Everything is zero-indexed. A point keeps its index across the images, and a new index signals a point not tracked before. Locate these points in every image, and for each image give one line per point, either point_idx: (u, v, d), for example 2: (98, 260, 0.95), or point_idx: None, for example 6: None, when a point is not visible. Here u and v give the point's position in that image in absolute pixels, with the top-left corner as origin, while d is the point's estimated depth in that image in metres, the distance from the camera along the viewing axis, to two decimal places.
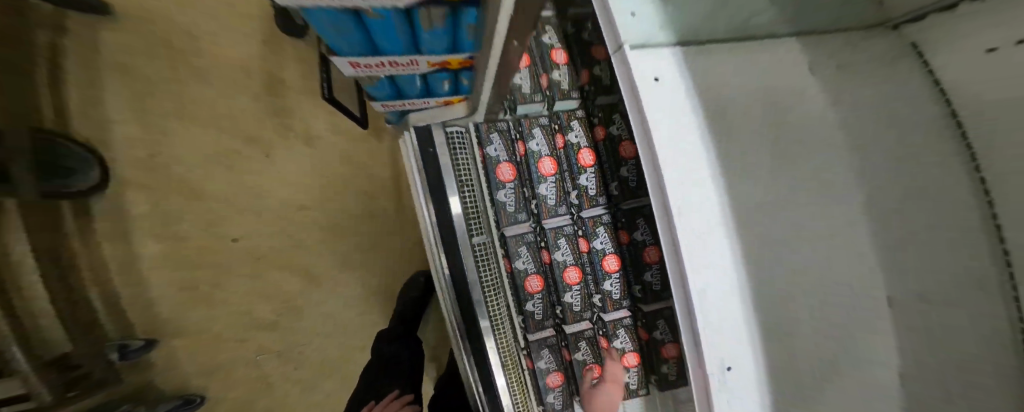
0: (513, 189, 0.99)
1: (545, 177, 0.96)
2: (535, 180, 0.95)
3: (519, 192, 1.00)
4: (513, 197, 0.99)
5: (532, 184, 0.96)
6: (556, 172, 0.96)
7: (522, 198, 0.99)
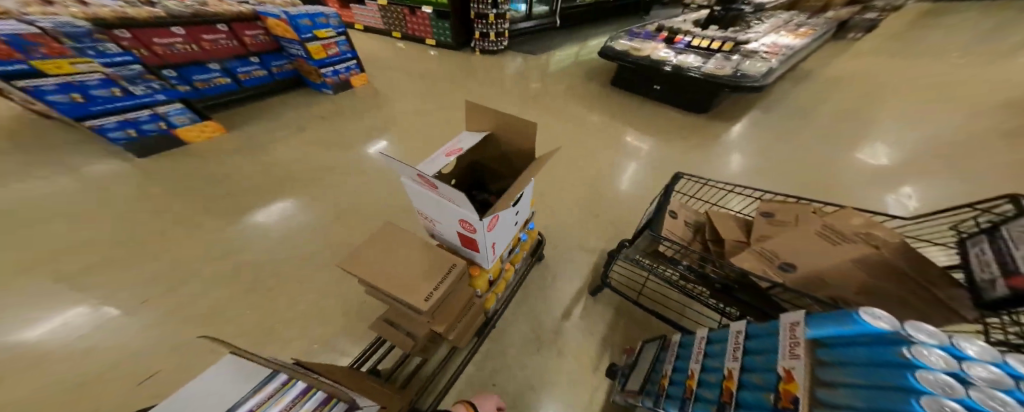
0: (638, 399, 0.66)
1: (652, 382, 0.67)
2: (652, 386, 0.65)
3: (641, 403, 0.65)
4: (639, 403, 0.66)
5: (649, 388, 0.65)
6: (659, 371, 0.68)
7: (646, 403, 0.63)
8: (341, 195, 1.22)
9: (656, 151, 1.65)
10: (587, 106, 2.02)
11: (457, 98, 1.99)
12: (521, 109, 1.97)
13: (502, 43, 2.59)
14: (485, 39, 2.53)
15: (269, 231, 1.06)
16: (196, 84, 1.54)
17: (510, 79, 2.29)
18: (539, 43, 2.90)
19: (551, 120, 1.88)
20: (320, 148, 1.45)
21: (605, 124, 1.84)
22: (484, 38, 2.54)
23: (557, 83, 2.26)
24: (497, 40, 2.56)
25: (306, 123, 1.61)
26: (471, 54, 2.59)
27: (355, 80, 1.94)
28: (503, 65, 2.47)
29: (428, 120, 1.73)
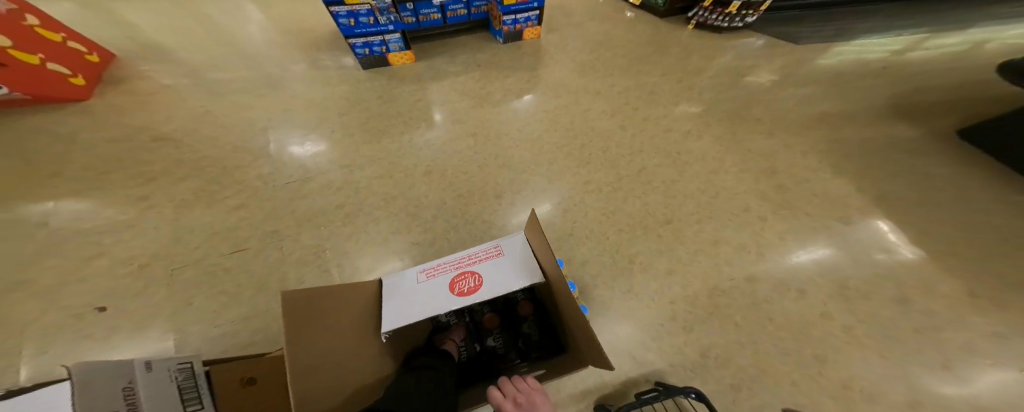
0: None
1: None
2: None
3: None
4: None
5: None
6: None
7: None
8: (453, 159, 1.22)
9: (895, 306, 1.02)
10: (799, 172, 1.35)
11: (626, 91, 1.60)
12: (700, 139, 1.48)
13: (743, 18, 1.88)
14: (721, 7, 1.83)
15: (387, 170, 1.16)
16: (420, 17, 1.54)
17: (709, 85, 1.68)
18: (788, 32, 1.94)
19: (730, 172, 1.37)
20: (460, 102, 1.38)
21: (815, 214, 1.22)
22: (713, 10, 1.85)
23: (775, 118, 1.54)
24: (734, 14, 1.86)
25: (476, 68, 1.51)
26: (678, 30, 1.96)
27: (528, 33, 1.65)
28: (712, 60, 1.80)
29: (578, 108, 1.47)
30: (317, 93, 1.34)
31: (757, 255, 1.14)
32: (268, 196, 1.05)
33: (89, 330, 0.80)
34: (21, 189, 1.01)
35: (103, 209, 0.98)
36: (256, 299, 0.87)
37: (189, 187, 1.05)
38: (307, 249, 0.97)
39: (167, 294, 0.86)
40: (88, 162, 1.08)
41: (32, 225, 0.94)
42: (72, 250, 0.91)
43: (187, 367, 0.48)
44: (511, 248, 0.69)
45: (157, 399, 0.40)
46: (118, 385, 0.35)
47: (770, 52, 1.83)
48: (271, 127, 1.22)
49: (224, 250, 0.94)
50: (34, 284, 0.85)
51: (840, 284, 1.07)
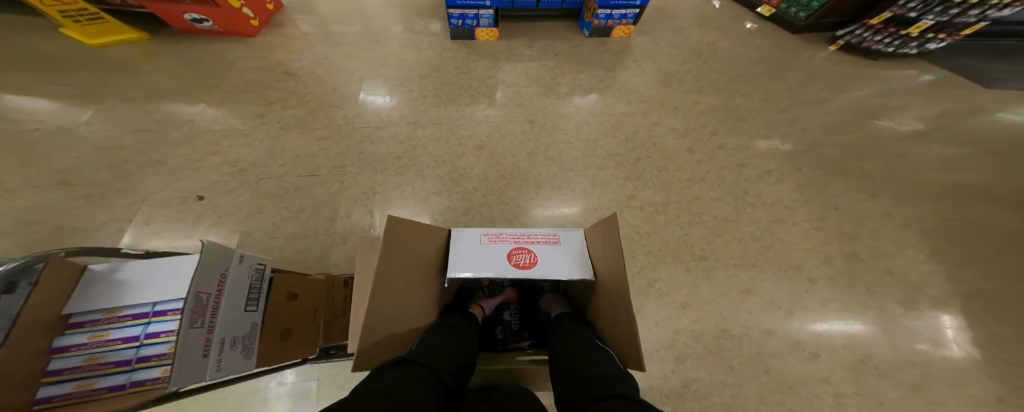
0: None
1: None
2: None
3: None
4: None
5: None
6: None
7: None
8: (507, 140, 1.26)
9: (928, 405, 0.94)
10: (872, 248, 1.19)
11: (710, 111, 1.45)
12: (777, 183, 1.32)
13: (920, 44, 1.51)
14: (896, 29, 1.48)
15: (444, 135, 1.24)
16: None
17: (814, 124, 1.45)
18: (946, 81, 1.55)
19: (796, 226, 1.23)
20: (526, 88, 1.38)
21: (866, 293, 1.11)
22: (879, 32, 1.52)
23: (877, 182, 1.31)
24: (912, 39, 1.49)
25: (553, 56, 1.48)
26: (801, 51, 1.65)
27: (619, 31, 1.52)
28: (830, 94, 1.52)
29: (648, 119, 1.39)
30: (408, 54, 1.41)
31: (786, 314, 1.07)
32: (344, 136, 1.20)
33: (189, 209, 1.04)
34: (180, 89, 1.27)
35: (229, 119, 1.21)
36: (315, 222, 1.05)
37: (290, 115, 1.24)
38: (362, 189, 1.12)
39: (252, 198, 1.07)
40: (235, 81, 1.30)
41: (184, 119, 1.20)
42: (199, 145, 1.15)
43: (262, 268, 0.65)
44: (572, 240, 0.68)
45: (240, 287, 0.57)
46: (220, 271, 0.53)
47: (909, 100, 1.50)
48: (361, 75, 1.35)
49: (299, 174, 1.13)
50: (166, 163, 1.11)
51: (861, 358, 1.01)
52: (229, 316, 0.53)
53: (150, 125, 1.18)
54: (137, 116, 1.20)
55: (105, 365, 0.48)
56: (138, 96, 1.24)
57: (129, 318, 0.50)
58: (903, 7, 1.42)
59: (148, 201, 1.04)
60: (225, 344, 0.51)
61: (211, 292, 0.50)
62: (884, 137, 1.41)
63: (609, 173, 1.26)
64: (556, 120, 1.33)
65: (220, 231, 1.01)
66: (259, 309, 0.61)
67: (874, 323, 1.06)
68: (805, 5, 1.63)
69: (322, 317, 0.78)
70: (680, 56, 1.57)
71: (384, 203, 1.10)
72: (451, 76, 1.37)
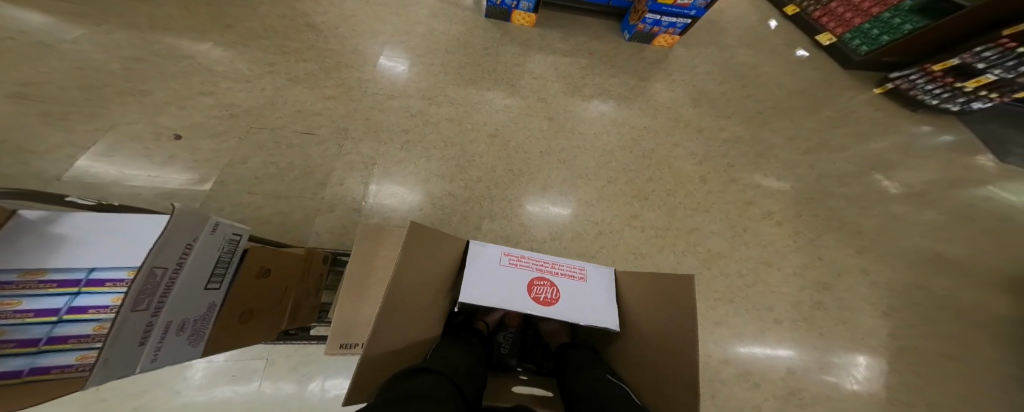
0: None
1: None
2: None
3: None
4: None
5: None
6: None
7: None
8: (522, 133, 1.21)
9: None
10: (843, 302, 1.22)
11: (732, 142, 1.41)
12: (777, 226, 1.32)
13: (965, 101, 1.46)
14: (954, 80, 1.40)
15: (459, 117, 1.17)
16: None
17: (829, 171, 1.42)
18: (966, 147, 1.51)
19: (779, 270, 1.25)
20: (551, 84, 1.30)
21: (818, 336, 1.16)
22: (935, 81, 1.44)
23: (867, 239, 1.33)
24: (965, 93, 1.42)
25: (586, 54, 1.38)
26: (841, 97, 1.58)
27: (662, 39, 1.42)
28: (853, 142, 1.49)
29: (669, 139, 1.33)
30: (437, 25, 1.29)
31: (744, 346, 1.12)
32: (353, 99, 1.13)
33: (168, 149, 0.97)
34: (178, 17, 1.16)
35: (236, 63, 1.11)
36: (304, 184, 1.01)
37: (300, 68, 1.14)
38: (360, 157, 1.07)
39: (237, 147, 1.01)
40: (252, 26, 1.18)
41: (186, 56, 1.10)
42: (195, 84, 1.06)
43: (235, 240, 0.62)
44: (597, 278, 0.69)
45: (204, 261, 0.53)
46: (186, 243, 0.49)
47: (925, 163, 1.47)
48: (384, 38, 1.23)
49: (296, 129, 1.06)
50: (152, 96, 1.03)
51: (790, 390, 1.08)
52: (181, 297, 0.49)
53: (145, 55, 1.08)
54: (125, 37, 1.09)
55: (3, 344, 0.41)
56: (140, 23, 1.13)
57: (53, 285, 0.45)
58: (976, 56, 1.28)
59: (125, 132, 0.97)
60: (167, 330, 0.47)
61: (169, 267, 0.46)
62: (895, 200, 1.40)
63: (618, 188, 1.22)
64: (576, 124, 1.27)
65: (202, 178, 0.96)
66: (220, 287, 0.59)
67: (821, 369, 1.12)
68: (872, 39, 1.51)
69: (294, 296, 0.79)
70: (716, 79, 1.48)
71: (383, 177, 1.06)
72: (475, 55, 1.27)
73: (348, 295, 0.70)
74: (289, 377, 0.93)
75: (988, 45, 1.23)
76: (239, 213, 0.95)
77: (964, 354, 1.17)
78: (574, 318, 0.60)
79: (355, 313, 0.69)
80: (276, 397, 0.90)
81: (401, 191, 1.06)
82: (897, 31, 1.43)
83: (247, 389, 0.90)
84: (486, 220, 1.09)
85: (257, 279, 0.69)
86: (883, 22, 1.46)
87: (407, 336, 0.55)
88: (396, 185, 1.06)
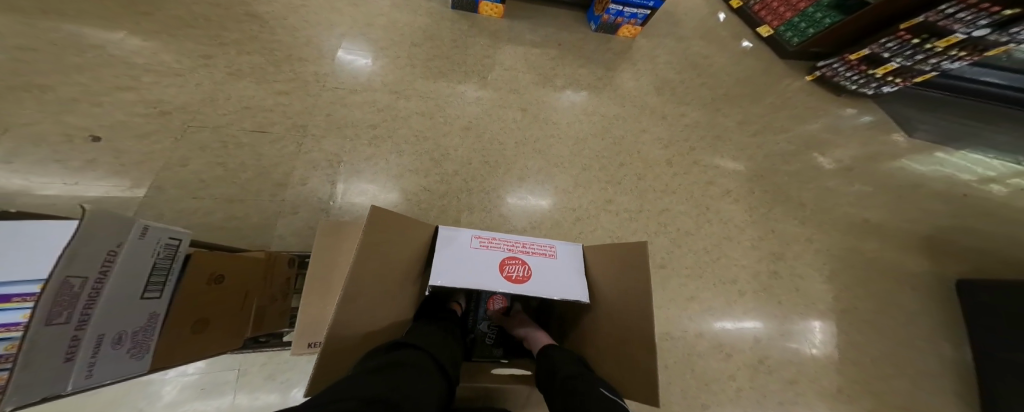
0: None
1: None
2: None
3: None
4: None
5: None
6: None
7: None
8: (496, 125, 1.20)
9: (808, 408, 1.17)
10: (793, 268, 1.37)
11: (693, 126, 1.50)
12: (734, 202, 1.43)
13: (879, 85, 1.63)
14: (866, 68, 1.57)
15: (429, 110, 1.14)
16: None
17: (775, 150, 1.57)
18: (882, 124, 1.73)
19: (738, 243, 1.36)
20: (522, 75, 1.30)
21: (776, 304, 1.29)
22: (852, 68, 1.60)
23: (809, 210, 1.48)
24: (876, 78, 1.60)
25: (555, 45, 1.39)
26: (781, 81, 1.74)
27: (626, 30, 1.47)
28: (794, 123, 1.65)
29: (635, 126, 1.39)
30: (400, 16, 1.24)
31: (715, 319, 1.22)
32: (310, 94, 1.05)
33: (82, 154, 0.85)
34: (91, 6, 1.01)
35: (161, 55, 1.00)
36: (260, 186, 0.94)
37: (244, 61, 1.04)
38: (322, 155, 1.00)
39: (173, 148, 0.91)
40: (180, 13, 1.06)
41: (96, 46, 0.97)
42: (108, 77, 0.94)
43: (171, 245, 0.56)
44: (567, 254, 0.70)
45: (132, 269, 0.47)
46: (110, 247, 0.43)
47: (851, 139, 1.67)
48: (341, 30, 1.16)
49: (244, 127, 0.97)
50: (54, 92, 0.89)
51: (758, 358, 1.20)
52: (108, 307, 0.43)
53: (40, 45, 0.93)
54: (15, 28, 0.93)
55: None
56: (28, 7, 0.96)
57: None
58: (881, 46, 1.45)
59: (23, 136, 0.83)
60: (95, 344, 0.41)
61: (92, 275, 0.40)
62: (831, 173, 1.57)
63: (592, 176, 1.26)
64: (548, 115, 1.28)
65: (130, 186, 0.86)
66: (159, 295, 0.53)
67: (775, 328, 1.25)
68: (801, 31, 1.66)
69: (258, 302, 0.75)
70: (676, 68, 1.57)
71: (351, 174, 1.01)
72: (444, 47, 1.24)
73: (314, 292, 0.67)
74: (267, 387, 0.87)
75: (890, 37, 1.38)
76: (186, 221, 0.86)
77: (888, 306, 1.37)
78: (546, 294, 0.61)
79: (322, 310, 0.67)
80: (255, 407, 0.84)
81: (373, 188, 1.02)
82: (820, 24, 1.57)
83: (220, 401, 0.84)
84: (465, 213, 1.08)
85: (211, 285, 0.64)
86: (807, 16, 1.59)
87: (374, 322, 0.54)
88: (367, 182, 1.02)
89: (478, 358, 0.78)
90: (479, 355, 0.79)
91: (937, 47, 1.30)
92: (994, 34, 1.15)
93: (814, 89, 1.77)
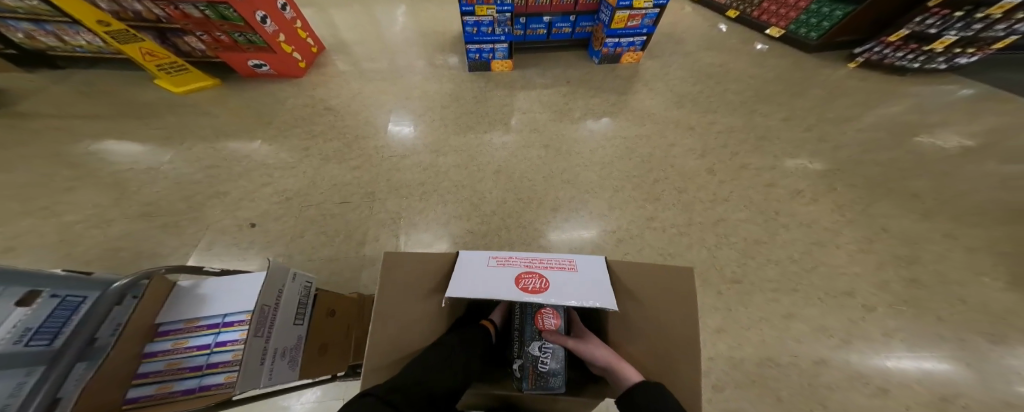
0: None
1: None
2: None
3: None
4: None
5: None
6: None
7: None
8: (523, 164, 1.28)
9: None
10: (936, 274, 1.05)
11: (727, 131, 1.42)
12: (811, 203, 1.22)
13: (948, 59, 1.50)
14: (918, 46, 1.47)
15: (464, 161, 1.27)
16: (527, 32, 1.57)
17: (846, 142, 1.37)
18: (989, 96, 1.48)
19: (838, 248, 1.12)
20: (548, 113, 1.43)
21: (935, 320, 0.97)
22: (900, 49, 1.50)
23: (928, 201, 1.20)
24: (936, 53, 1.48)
25: (565, 83, 1.53)
26: (817, 71, 1.63)
27: (628, 57, 1.57)
28: (858, 112, 1.46)
29: (663, 140, 1.37)
30: (430, 86, 1.51)
31: (841, 342, 0.95)
32: (376, 165, 1.26)
33: (241, 237, 1.09)
34: (244, 127, 1.37)
35: (281, 155, 1.29)
36: (347, 245, 1.08)
37: (329, 149, 1.31)
38: (389, 214, 1.15)
39: (294, 224, 1.12)
40: (287, 120, 1.40)
41: (244, 156, 1.28)
42: (257, 178, 1.22)
43: (308, 287, 0.68)
44: (592, 265, 0.53)
45: (291, 305, 0.61)
46: (277, 288, 0.58)
47: (950, 115, 1.42)
48: (389, 108, 1.44)
49: (335, 201, 1.17)
50: (229, 195, 1.18)
51: (942, 396, 0.86)
52: (281, 329, 0.56)
53: (219, 162, 1.27)
54: (207, 155, 1.29)
55: (181, 369, 0.56)
56: (210, 136, 1.35)
57: (204, 328, 0.60)
58: (922, 23, 1.42)
59: (211, 230, 1.10)
60: (276, 355, 0.54)
61: (269, 305, 0.55)
62: (932, 151, 1.32)
63: (636, 195, 1.22)
64: (579, 146, 1.34)
65: (279, 259, 1.05)
66: (303, 323, 0.64)
67: (953, 360, 0.91)
68: (816, 25, 1.63)
69: (354, 334, 0.80)
70: (705, 79, 1.59)
71: (406, 226, 1.12)
72: (480, 108, 1.43)
73: None
74: None
75: (926, 14, 1.39)
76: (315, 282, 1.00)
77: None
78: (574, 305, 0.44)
79: None
80: None
81: (438, 236, 1.11)
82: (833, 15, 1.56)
83: None
84: (508, 249, 1.09)
85: (324, 318, 0.72)
86: (816, 12, 1.60)
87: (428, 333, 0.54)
88: (427, 233, 1.11)
89: (533, 389, 0.51)
90: (533, 387, 0.52)
91: (992, 14, 1.29)
92: None
93: (866, 74, 1.60)
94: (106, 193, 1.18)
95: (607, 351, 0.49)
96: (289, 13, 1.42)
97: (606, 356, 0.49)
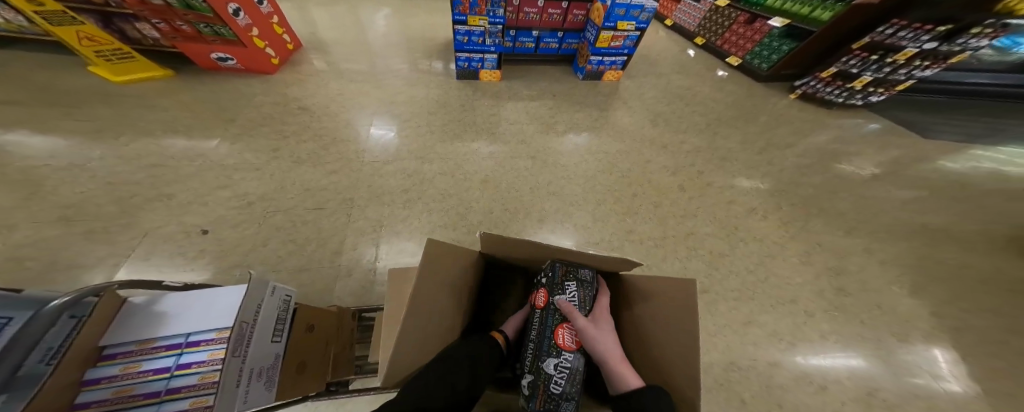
0: None
1: None
2: None
3: None
4: None
5: None
6: None
7: None
8: (510, 174, 1.28)
9: None
10: (859, 282, 1.23)
11: (696, 150, 1.54)
12: (763, 218, 1.37)
13: (863, 96, 1.71)
14: (843, 83, 1.68)
15: (450, 169, 1.25)
16: (517, 44, 1.60)
17: (788, 165, 1.55)
18: (894, 130, 1.76)
19: (785, 260, 1.26)
20: (535, 124, 1.45)
21: (858, 323, 1.14)
22: (830, 84, 1.72)
23: (850, 220, 1.40)
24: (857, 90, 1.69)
25: (551, 96, 1.56)
26: (768, 99, 1.83)
27: (609, 74, 1.65)
28: (799, 138, 1.67)
29: (641, 157, 1.45)
30: (416, 92, 1.46)
31: (788, 343, 1.07)
32: (354, 170, 1.19)
33: (190, 246, 0.96)
34: (198, 122, 1.23)
35: (243, 154, 1.17)
36: (319, 255, 1.00)
37: (303, 151, 1.21)
38: (368, 222, 1.08)
39: (257, 232, 1.01)
40: (252, 116, 1.27)
41: (198, 155, 1.14)
42: (211, 179, 1.09)
43: (288, 301, 0.62)
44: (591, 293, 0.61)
45: (268, 320, 0.55)
46: (256, 304, 0.53)
47: (868, 145, 1.67)
48: (371, 111, 1.36)
49: (307, 207, 1.08)
50: (176, 198, 1.04)
51: (867, 391, 1.01)
52: (258, 346, 0.51)
53: (164, 160, 1.11)
54: (150, 151, 1.13)
55: (133, 397, 0.48)
56: (155, 130, 1.18)
57: (162, 349, 0.52)
58: (846, 63, 1.64)
59: (150, 237, 0.96)
60: (252, 376, 0.48)
61: (249, 322, 0.50)
62: (853, 176, 1.54)
63: (616, 208, 1.28)
64: (563, 158, 1.37)
65: (239, 271, 0.94)
66: (282, 341, 0.58)
67: (873, 360, 1.06)
68: (766, 57, 1.83)
69: (332, 351, 0.73)
70: (676, 101, 1.71)
71: (386, 236, 1.06)
72: (465, 115, 1.41)
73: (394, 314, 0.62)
74: None
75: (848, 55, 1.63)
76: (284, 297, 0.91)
77: (1001, 318, 1.16)
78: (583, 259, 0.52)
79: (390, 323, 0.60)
80: None
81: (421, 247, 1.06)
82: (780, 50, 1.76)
83: None
84: None
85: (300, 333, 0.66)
86: (767, 45, 1.81)
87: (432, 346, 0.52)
88: (408, 243, 1.06)
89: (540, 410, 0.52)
90: (540, 408, 0.53)
91: (897, 60, 1.49)
92: (943, 45, 1.36)
93: (804, 104, 1.82)
94: (12, 191, 0.99)
95: (616, 348, 0.54)
96: (266, 7, 1.33)
97: (613, 354, 0.53)
